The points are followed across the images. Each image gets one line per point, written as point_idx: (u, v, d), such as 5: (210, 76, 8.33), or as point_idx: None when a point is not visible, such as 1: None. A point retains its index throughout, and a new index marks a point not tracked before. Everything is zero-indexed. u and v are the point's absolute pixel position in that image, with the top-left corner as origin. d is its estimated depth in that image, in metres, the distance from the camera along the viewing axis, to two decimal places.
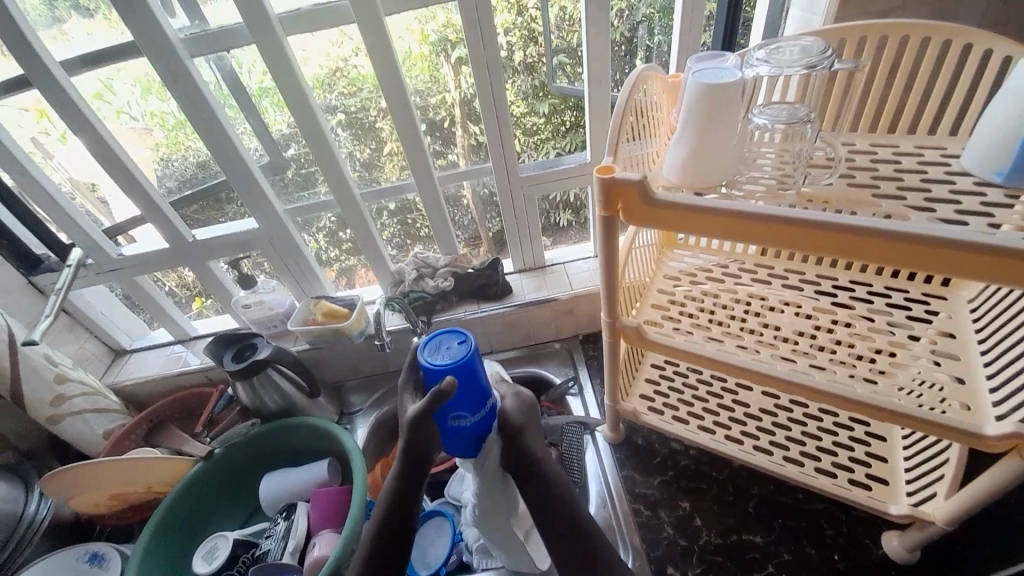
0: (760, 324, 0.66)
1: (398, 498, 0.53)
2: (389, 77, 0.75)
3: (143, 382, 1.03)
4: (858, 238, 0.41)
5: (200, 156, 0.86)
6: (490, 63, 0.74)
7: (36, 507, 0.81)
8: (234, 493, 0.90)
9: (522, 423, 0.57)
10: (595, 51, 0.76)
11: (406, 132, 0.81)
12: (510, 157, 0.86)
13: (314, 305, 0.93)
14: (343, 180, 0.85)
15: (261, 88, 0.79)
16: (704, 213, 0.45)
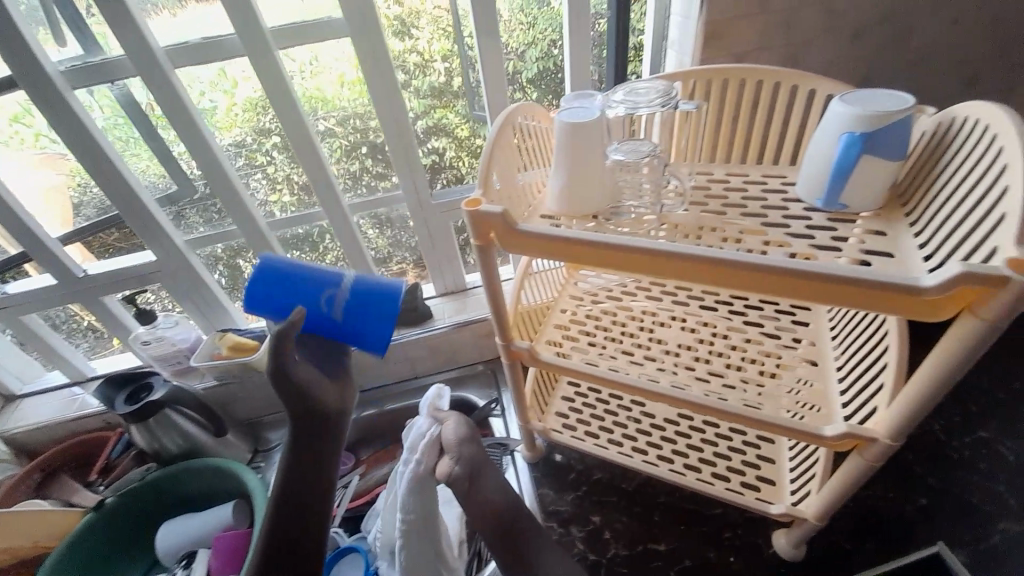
0: (649, 340, 0.71)
1: (296, 458, 0.61)
2: (288, 108, 0.75)
3: (35, 430, 0.95)
4: (701, 264, 0.44)
5: None
6: (392, 97, 0.77)
7: None
8: (131, 545, 0.84)
9: (466, 438, 0.59)
10: (492, 81, 0.81)
11: (312, 162, 0.81)
12: (420, 183, 0.88)
13: (219, 339, 0.90)
14: (246, 213, 0.84)
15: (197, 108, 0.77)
16: (572, 243, 0.48)
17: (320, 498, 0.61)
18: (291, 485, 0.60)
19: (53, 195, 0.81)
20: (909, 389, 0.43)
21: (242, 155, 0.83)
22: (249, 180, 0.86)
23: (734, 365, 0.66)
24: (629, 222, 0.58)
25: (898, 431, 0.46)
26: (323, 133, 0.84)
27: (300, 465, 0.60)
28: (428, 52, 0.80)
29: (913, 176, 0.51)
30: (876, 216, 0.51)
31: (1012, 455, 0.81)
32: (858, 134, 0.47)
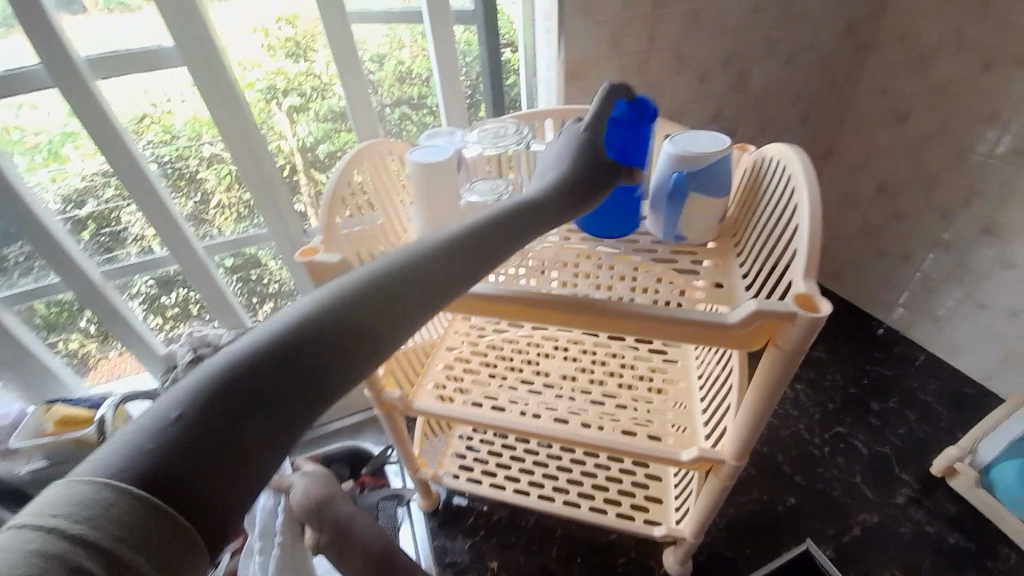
0: (534, 372, 0.71)
1: (270, 361, 0.23)
2: (110, 147, 0.69)
3: None
4: (541, 311, 0.42)
5: None
6: (242, 127, 0.75)
7: None
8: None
9: (324, 496, 0.63)
10: (360, 111, 0.79)
11: (148, 203, 0.75)
12: (287, 220, 0.87)
13: (46, 414, 0.79)
14: (71, 262, 0.76)
15: (66, 131, 0.70)
16: None
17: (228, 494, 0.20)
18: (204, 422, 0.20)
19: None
20: (742, 412, 0.46)
21: (117, 191, 0.77)
22: (121, 212, 0.79)
23: (613, 392, 0.68)
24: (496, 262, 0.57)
25: (741, 453, 0.50)
26: (211, 159, 0.80)
27: (255, 392, 0.22)
28: (327, 75, 0.79)
29: (741, 210, 0.56)
30: (710, 249, 0.55)
31: (862, 445, 0.92)
32: (685, 172, 0.51)
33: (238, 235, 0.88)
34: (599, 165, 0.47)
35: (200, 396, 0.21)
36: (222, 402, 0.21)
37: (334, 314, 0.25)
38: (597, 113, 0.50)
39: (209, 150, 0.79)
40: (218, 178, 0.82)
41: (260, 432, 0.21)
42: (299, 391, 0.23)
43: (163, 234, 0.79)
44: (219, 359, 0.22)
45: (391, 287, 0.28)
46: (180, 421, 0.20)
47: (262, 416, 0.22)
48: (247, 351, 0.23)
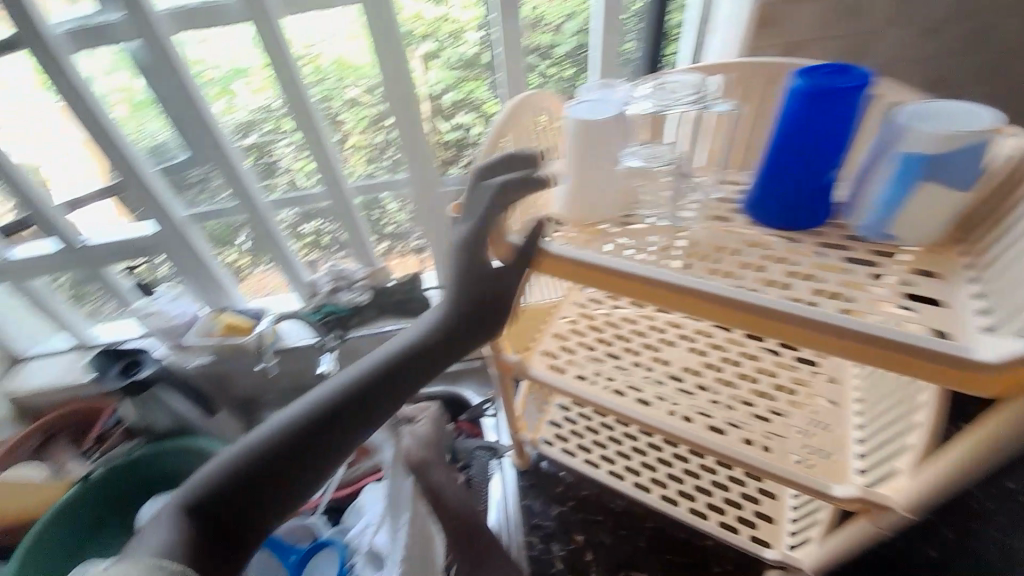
0: (654, 359, 0.66)
1: (265, 459, 0.37)
2: (291, 81, 0.74)
3: (39, 392, 0.94)
4: (699, 302, 0.39)
5: (154, 139, 0.78)
6: (397, 65, 0.74)
7: None
8: (101, 535, 0.77)
9: (424, 460, 0.62)
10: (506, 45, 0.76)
11: (313, 140, 0.81)
12: (425, 167, 0.87)
13: (213, 319, 0.90)
14: (242, 185, 0.83)
15: (235, 67, 0.75)
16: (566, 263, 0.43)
17: (253, 531, 0.37)
18: (225, 498, 0.36)
19: (92, 148, 0.77)
20: (939, 464, 0.38)
21: (269, 122, 0.81)
22: (277, 146, 0.84)
23: (744, 396, 0.62)
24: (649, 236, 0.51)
25: (919, 506, 0.41)
26: (352, 102, 0.81)
27: (263, 480, 0.37)
28: (463, 21, 0.77)
29: (989, 211, 0.43)
30: (929, 252, 0.44)
31: None
32: (918, 155, 0.41)
33: (366, 178, 0.91)
34: (479, 278, 0.44)
35: (208, 487, 0.36)
36: (231, 484, 0.36)
37: (310, 420, 0.38)
38: (488, 209, 0.44)
39: (353, 93, 0.81)
40: (356, 120, 0.84)
41: (274, 496, 0.37)
42: (288, 476, 0.37)
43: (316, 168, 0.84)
44: (218, 465, 0.37)
45: (363, 398, 0.40)
46: (197, 504, 0.36)
47: (275, 490, 0.37)
48: (245, 455, 0.37)
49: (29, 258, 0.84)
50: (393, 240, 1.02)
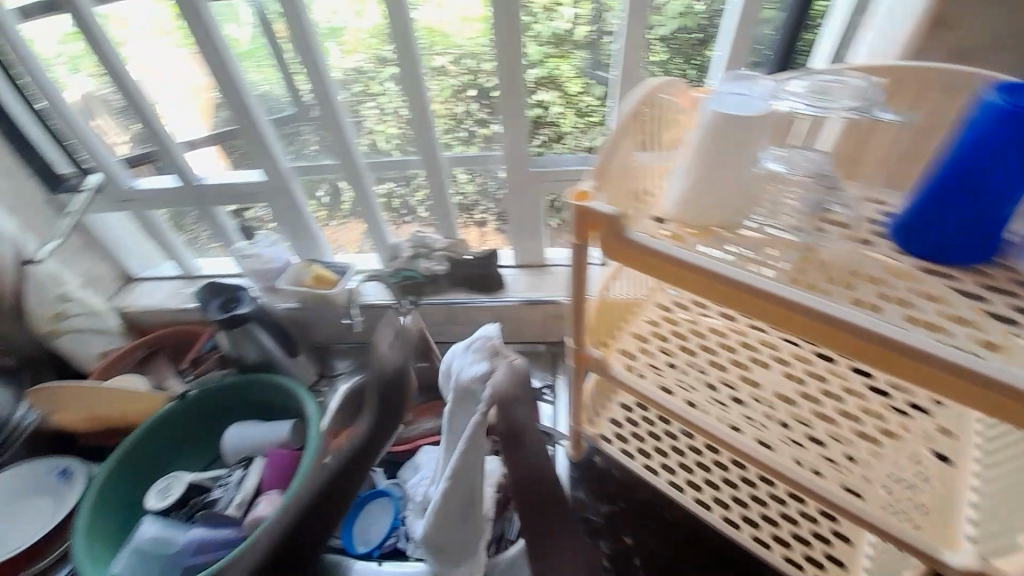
0: (740, 378, 0.62)
1: None
2: (405, 43, 0.74)
3: (147, 311, 1.01)
4: (828, 329, 0.36)
5: (255, 89, 0.82)
6: (512, 35, 0.70)
7: (19, 414, 0.79)
8: (184, 451, 0.83)
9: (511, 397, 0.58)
10: (629, 34, 0.71)
11: (417, 106, 0.80)
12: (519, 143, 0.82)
13: (305, 268, 0.95)
14: (345, 144, 0.85)
15: (330, 27, 0.76)
16: (683, 267, 0.40)
17: None
18: None
19: (199, 93, 0.83)
20: None
21: (361, 83, 0.81)
22: (361, 108, 0.84)
23: (842, 433, 0.57)
24: (773, 247, 0.47)
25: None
26: (436, 71, 0.80)
27: None
28: None
29: None
30: None
31: None
32: None
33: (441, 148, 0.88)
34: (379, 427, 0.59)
35: None
36: None
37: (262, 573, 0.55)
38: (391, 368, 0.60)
39: (438, 62, 0.79)
40: (439, 90, 0.81)
41: None
42: None
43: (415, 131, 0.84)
44: None
45: (309, 523, 0.56)
46: None
47: None
48: None
49: (150, 188, 0.93)
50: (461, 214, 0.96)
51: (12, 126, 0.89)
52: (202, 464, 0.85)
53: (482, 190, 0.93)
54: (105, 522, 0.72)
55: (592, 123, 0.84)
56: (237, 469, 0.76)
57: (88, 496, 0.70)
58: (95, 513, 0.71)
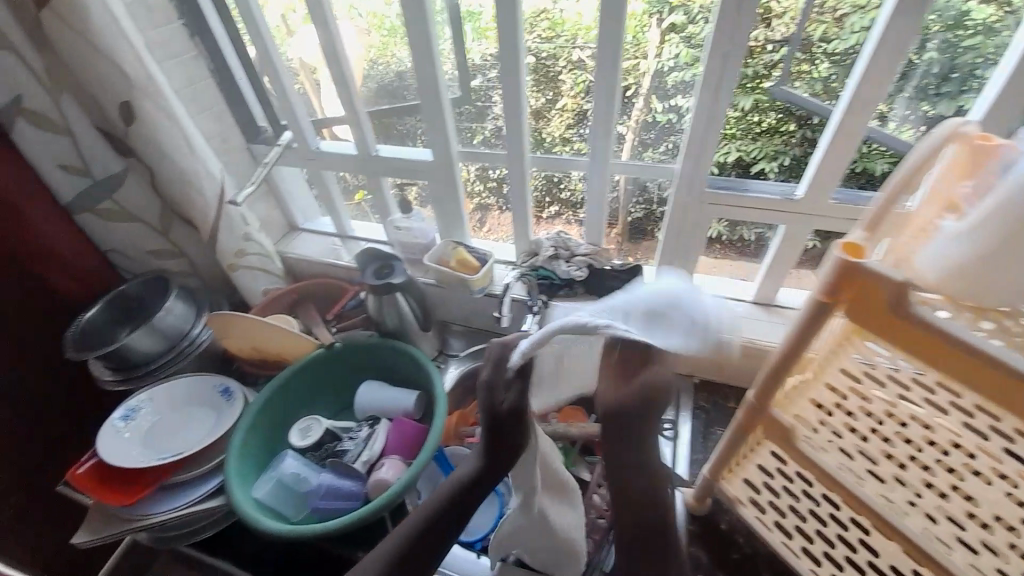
0: (949, 487, 0.53)
1: None
2: (613, 33, 0.70)
3: (305, 260, 1.14)
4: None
5: (400, 66, 0.88)
6: (732, 51, 0.65)
7: (198, 332, 0.91)
8: (317, 397, 0.91)
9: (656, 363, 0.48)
10: (872, 65, 0.62)
11: (602, 104, 0.78)
12: (702, 161, 0.76)
13: (451, 249, 1.00)
14: (519, 134, 0.85)
15: (468, 12, 0.79)
16: (954, 344, 0.38)
17: None
18: None
19: (360, 63, 0.91)
20: None
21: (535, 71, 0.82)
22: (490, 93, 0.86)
23: None
24: (1023, 322, 0.46)
25: None
26: (575, 65, 0.79)
27: None
28: None
29: None
30: None
31: None
32: None
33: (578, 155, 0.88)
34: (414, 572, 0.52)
35: None
36: None
37: None
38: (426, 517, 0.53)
39: (578, 55, 0.78)
40: (572, 84, 0.81)
41: None
42: None
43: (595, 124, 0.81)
44: None
45: None
46: None
47: None
48: None
49: (329, 150, 1.04)
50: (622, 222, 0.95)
51: (232, 77, 1.01)
52: (330, 413, 0.92)
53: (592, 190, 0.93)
54: (254, 446, 0.80)
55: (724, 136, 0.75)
56: (366, 425, 0.83)
57: (244, 419, 0.79)
58: (248, 437, 0.79)
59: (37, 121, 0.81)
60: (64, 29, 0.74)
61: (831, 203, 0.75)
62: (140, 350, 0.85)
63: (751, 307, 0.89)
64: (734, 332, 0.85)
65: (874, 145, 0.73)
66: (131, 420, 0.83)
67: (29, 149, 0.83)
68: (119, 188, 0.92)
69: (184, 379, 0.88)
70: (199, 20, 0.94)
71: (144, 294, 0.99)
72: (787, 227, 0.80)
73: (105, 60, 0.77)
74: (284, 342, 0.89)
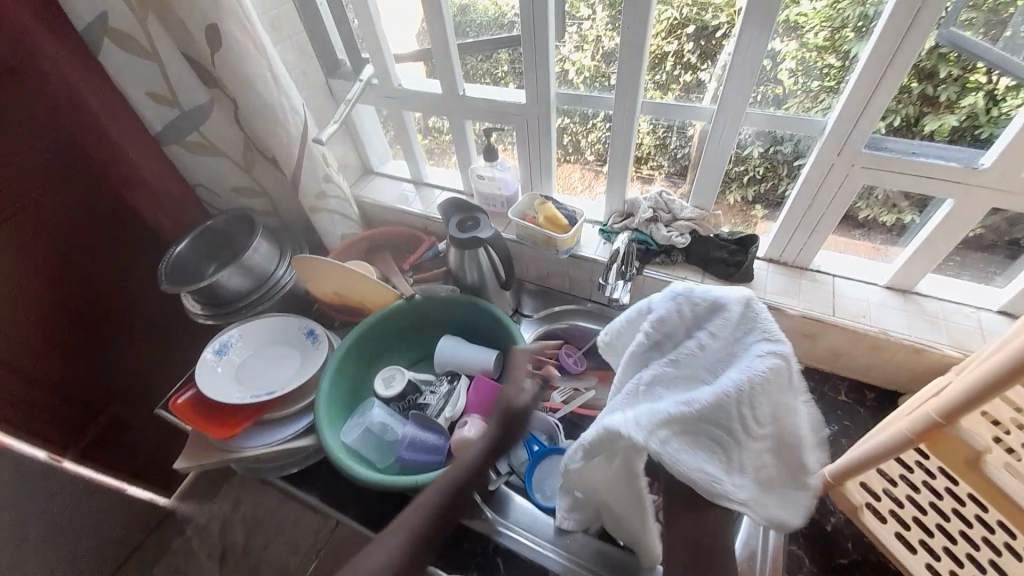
0: None
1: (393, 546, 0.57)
2: None
3: (379, 206, 1.11)
4: None
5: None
6: None
7: (281, 274, 0.91)
8: (397, 346, 0.91)
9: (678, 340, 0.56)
10: None
11: (747, 41, 0.66)
12: (879, 101, 0.63)
13: (536, 204, 0.94)
14: (634, 77, 0.75)
15: None
16: None
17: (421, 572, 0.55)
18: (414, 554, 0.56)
19: None
20: None
21: None
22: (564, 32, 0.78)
23: None
24: None
25: None
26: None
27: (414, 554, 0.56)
28: None
29: None
30: None
31: None
32: None
33: (687, 104, 0.79)
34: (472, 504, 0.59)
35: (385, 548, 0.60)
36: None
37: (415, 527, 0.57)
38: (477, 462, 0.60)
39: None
40: (656, 22, 0.72)
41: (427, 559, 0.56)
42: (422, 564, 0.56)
43: (732, 67, 0.69)
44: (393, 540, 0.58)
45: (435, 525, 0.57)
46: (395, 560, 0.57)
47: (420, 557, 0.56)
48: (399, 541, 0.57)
49: (414, 89, 0.97)
50: (732, 184, 0.84)
51: (313, 2, 0.94)
52: (406, 361, 0.93)
53: (660, 144, 0.86)
54: (340, 389, 0.81)
55: (823, 89, 0.69)
56: (446, 381, 0.82)
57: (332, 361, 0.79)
58: (335, 383, 0.80)
59: (124, 44, 0.76)
60: None
61: None
62: (230, 288, 0.86)
63: (879, 290, 0.79)
64: (861, 320, 0.76)
65: None
66: (223, 355, 0.85)
67: (120, 77, 0.80)
68: (205, 122, 0.89)
69: (271, 319, 0.89)
70: None
71: (230, 232, 0.99)
72: (954, 202, 0.67)
73: None
74: (367, 290, 0.88)
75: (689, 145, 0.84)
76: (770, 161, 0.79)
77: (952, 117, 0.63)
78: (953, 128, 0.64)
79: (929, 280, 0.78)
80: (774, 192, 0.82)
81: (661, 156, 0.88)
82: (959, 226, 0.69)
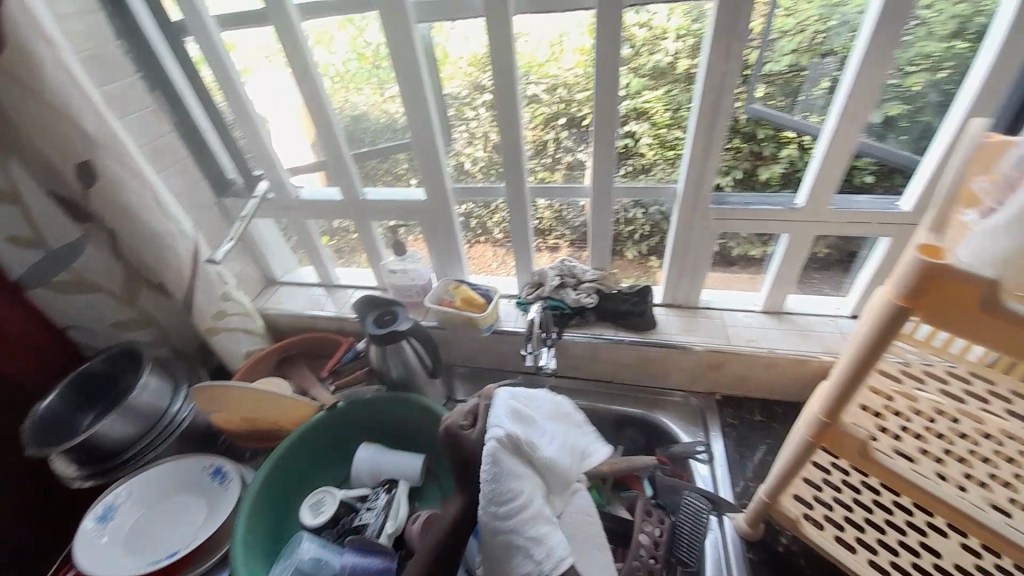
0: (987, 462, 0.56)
1: None
2: (613, 61, 0.72)
3: (288, 315, 1.06)
4: None
5: (355, 110, 0.89)
6: (727, 75, 0.69)
7: (178, 407, 0.80)
8: (325, 463, 0.83)
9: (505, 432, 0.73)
10: (861, 84, 0.66)
11: (604, 128, 0.78)
12: (711, 163, 0.77)
13: (451, 289, 0.97)
14: (520, 164, 0.84)
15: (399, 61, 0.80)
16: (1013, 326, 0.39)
17: None
18: None
19: (339, 105, 0.88)
20: None
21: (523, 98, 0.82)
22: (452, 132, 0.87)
23: None
24: None
25: None
26: (529, 99, 0.82)
27: None
28: (668, 27, 0.72)
29: None
30: None
31: None
32: None
33: (569, 182, 0.90)
34: None
35: None
36: None
37: None
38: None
39: (530, 92, 0.81)
40: (530, 118, 0.84)
41: None
42: None
43: (596, 150, 0.81)
44: None
45: None
46: None
47: None
48: None
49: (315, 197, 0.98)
50: (622, 242, 0.95)
51: (198, 128, 0.94)
52: (334, 482, 0.84)
53: (558, 217, 0.95)
54: (257, 533, 0.71)
55: (673, 157, 0.83)
56: (383, 492, 0.75)
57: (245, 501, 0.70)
58: (251, 526, 0.70)
59: None
60: (8, 89, 0.65)
61: (834, 209, 0.78)
62: (112, 439, 0.74)
63: (761, 315, 0.91)
64: (753, 344, 0.86)
65: (868, 159, 0.76)
66: (107, 521, 0.72)
67: None
68: (76, 257, 0.81)
69: (166, 465, 0.77)
70: (161, 73, 0.88)
71: (110, 374, 0.87)
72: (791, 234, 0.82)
73: (62, 120, 0.68)
74: (286, 408, 0.80)
75: (580, 215, 0.94)
76: (651, 221, 0.91)
77: (777, 165, 0.80)
78: (781, 174, 0.81)
79: (795, 298, 0.92)
80: (655, 245, 0.94)
81: (557, 227, 0.97)
82: (802, 252, 0.84)
